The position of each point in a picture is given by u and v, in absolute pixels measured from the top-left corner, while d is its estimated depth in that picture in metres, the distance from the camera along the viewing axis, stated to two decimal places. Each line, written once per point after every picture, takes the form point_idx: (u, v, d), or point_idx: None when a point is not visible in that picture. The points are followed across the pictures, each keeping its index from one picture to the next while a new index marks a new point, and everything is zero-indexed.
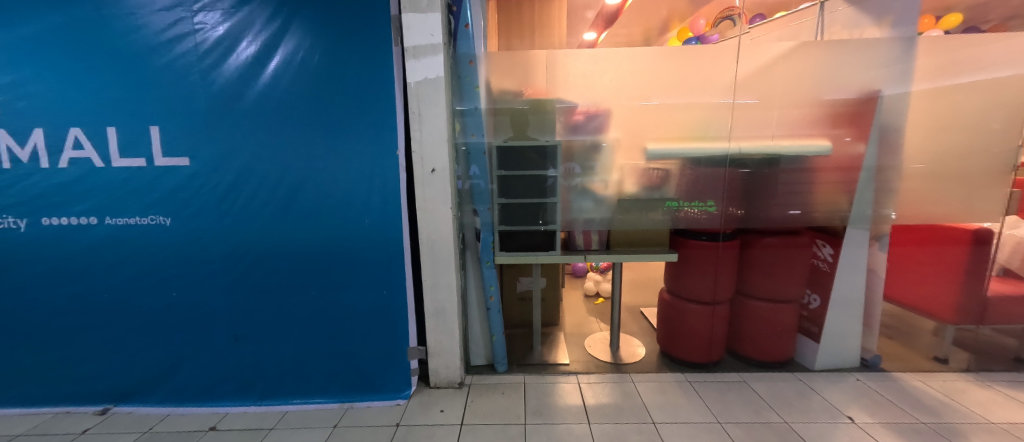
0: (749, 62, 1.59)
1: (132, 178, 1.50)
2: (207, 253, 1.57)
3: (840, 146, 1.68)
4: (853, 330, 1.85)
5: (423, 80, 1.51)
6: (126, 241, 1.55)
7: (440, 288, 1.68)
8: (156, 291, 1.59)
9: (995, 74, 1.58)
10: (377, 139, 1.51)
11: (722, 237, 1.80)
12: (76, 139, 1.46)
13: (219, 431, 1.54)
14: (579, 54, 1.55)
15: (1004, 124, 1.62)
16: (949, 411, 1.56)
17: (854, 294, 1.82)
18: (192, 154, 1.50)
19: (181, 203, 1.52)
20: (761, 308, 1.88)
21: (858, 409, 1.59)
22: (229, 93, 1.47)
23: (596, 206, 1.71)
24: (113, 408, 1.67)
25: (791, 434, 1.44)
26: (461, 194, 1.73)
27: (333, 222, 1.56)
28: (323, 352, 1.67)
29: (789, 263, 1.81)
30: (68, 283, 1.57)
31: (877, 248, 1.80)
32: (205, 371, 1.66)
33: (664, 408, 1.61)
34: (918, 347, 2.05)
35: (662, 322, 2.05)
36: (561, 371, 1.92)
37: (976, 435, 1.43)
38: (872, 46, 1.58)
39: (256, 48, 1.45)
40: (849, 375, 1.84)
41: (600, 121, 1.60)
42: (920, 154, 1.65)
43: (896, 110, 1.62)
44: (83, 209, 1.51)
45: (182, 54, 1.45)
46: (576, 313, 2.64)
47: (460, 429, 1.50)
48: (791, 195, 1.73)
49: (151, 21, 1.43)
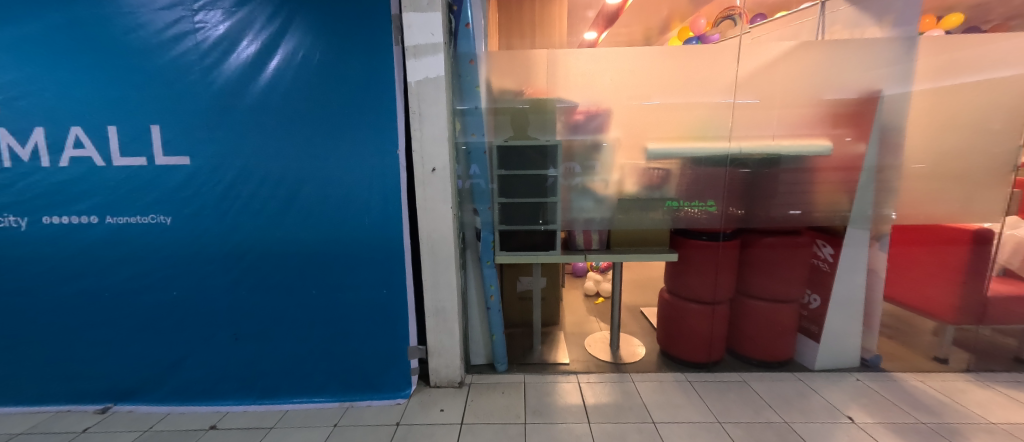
0: (750, 62, 1.59)
1: (133, 177, 1.50)
2: (207, 252, 1.57)
3: (840, 146, 1.68)
4: (853, 330, 1.85)
5: (424, 79, 1.51)
6: (127, 240, 1.55)
7: (440, 288, 1.68)
8: (156, 290, 1.59)
9: (996, 74, 1.58)
10: (377, 139, 1.51)
11: (722, 236, 1.80)
12: (77, 137, 1.46)
13: (219, 430, 1.54)
14: (579, 53, 1.55)
15: (1004, 124, 1.62)
16: (949, 412, 1.56)
17: (854, 294, 1.82)
18: (193, 153, 1.50)
19: (182, 202, 1.52)
20: (761, 308, 1.88)
21: (858, 409, 1.59)
22: (230, 92, 1.47)
23: (596, 205, 1.71)
24: (114, 407, 1.67)
25: (791, 434, 1.44)
26: (462, 193, 1.73)
27: (333, 221, 1.56)
28: (323, 351, 1.68)
29: (789, 263, 1.81)
30: (69, 281, 1.57)
31: (877, 248, 1.80)
32: (205, 370, 1.67)
33: (664, 408, 1.61)
34: (918, 347, 2.05)
35: (662, 321, 2.05)
36: (561, 370, 1.92)
37: (975, 435, 1.43)
38: (873, 46, 1.58)
39: (257, 47, 1.45)
40: (849, 375, 1.84)
41: (601, 121, 1.60)
42: (921, 155, 1.65)
43: (896, 110, 1.62)
44: (84, 208, 1.51)
45: (183, 53, 1.45)
46: (576, 312, 2.64)
47: (460, 428, 1.50)
48: (791, 195, 1.73)
49: (152, 19, 1.43)
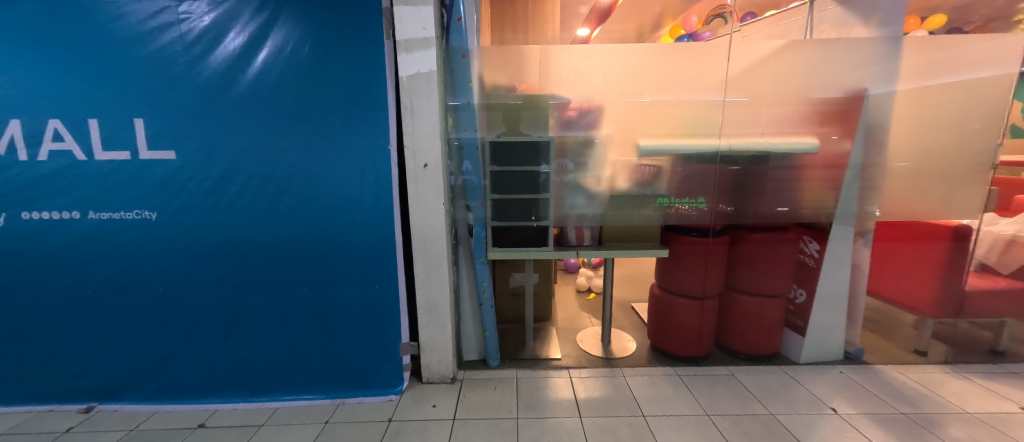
0: (740, 61, 1.61)
1: (116, 171, 1.46)
2: (194, 248, 1.54)
3: (827, 144, 1.71)
4: (838, 324, 1.90)
5: (415, 74, 1.50)
6: (112, 236, 1.51)
7: (433, 284, 1.67)
8: (142, 287, 1.56)
9: (976, 74, 1.62)
10: (369, 134, 1.49)
11: (711, 233, 1.83)
12: (56, 130, 1.42)
13: (208, 429, 1.52)
14: (573, 50, 1.56)
15: (985, 123, 1.65)
16: (928, 402, 1.62)
17: (839, 289, 1.86)
18: (180, 148, 1.47)
19: (168, 197, 1.49)
20: (749, 302, 1.91)
21: (841, 400, 1.63)
22: (216, 85, 1.44)
23: (588, 202, 1.72)
24: (98, 406, 1.64)
25: (777, 426, 1.48)
26: (454, 190, 1.73)
27: (323, 217, 1.55)
28: (314, 348, 1.66)
29: (776, 259, 1.84)
30: (51, 278, 1.53)
31: (862, 244, 1.84)
32: (193, 368, 1.64)
33: (653, 401, 1.63)
34: (899, 340, 2.10)
35: (652, 316, 2.08)
36: (553, 365, 1.93)
37: (952, 424, 1.48)
38: (860, 46, 1.61)
39: (244, 39, 1.42)
40: (833, 368, 1.88)
41: (593, 117, 1.61)
42: (904, 153, 1.68)
43: (881, 108, 1.66)
44: (64, 204, 1.47)
45: (168, 44, 1.41)
46: (568, 308, 2.66)
47: (453, 423, 1.50)
48: (780, 192, 1.76)
49: (134, 9, 1.40)
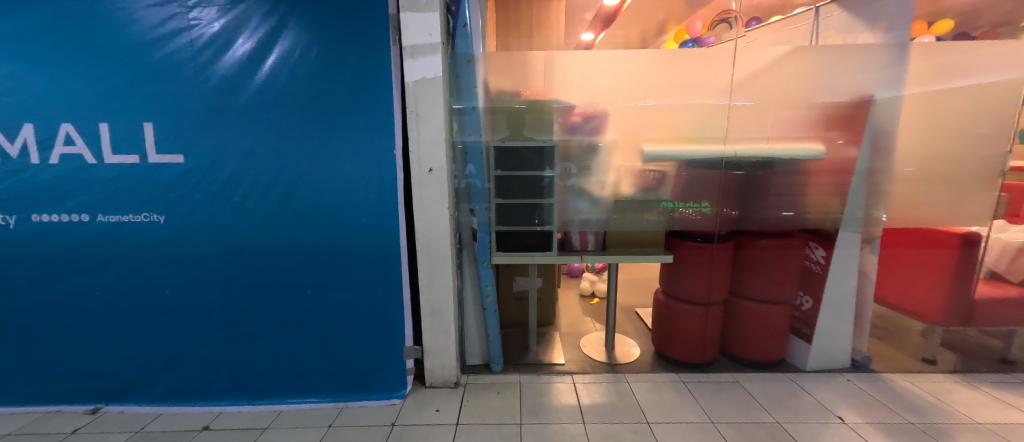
0: (746, 66, 1.60)
1: (125, 174, 1.48)
2: (200, 251, 1.55)
3: (833, 149, 1.70)
4: (844, 331, 1.88)
5: (421, 79, 1.51)
6: (120, 238, 1.53)
7: (436, 289, 1.68)
8: (149, 289, 1.57)
9: (984, 80, 1.61)
10: (375, 139, 1.50)
11: (717, 238, 1.82)
12: (68, 134, 1.44)
13: (213, 431, 1.53)
14: (576, 55, 1.56)
15: (992, 129, 1.64)
16: (937, 412, 1.59)
17: (845, 296, 1.84)
18: (187, 152, 1.48)
19: (175, 201, 1.51)
20: (753, 309, 1.90)
21: (848, 408, 1.61)
22: (224, 90, 1.46)
23: (592, 207, 1.72)
24: (104, 407, 1.65)
25: (782, 434, 1.46)
26: (459, 193, 1.74)
27: (328, 221, 1.56)
28: (318, 351, 1.67)
29: (782, 265, 1.83)
30: (59, 280, 1.55)
31: (869, 250, 1.82)
32: (198, 369, 1.65)
33: (657, 408, 1.62)
34: (907, 348, 2.08)
35: (656, 322, 2.07)
36: (556, 370, 1.93)
37: (962, 435, 1.46)
38: (866, 51, 1.61)
39: (252, 45, 1.44)
40: (840, 376, 1.86)
41: (598, 122, 1.62)
42: (911, 159, 1.67)
43: (888, 113, 1.64)
44: (73, 206, 1.49)
45: (176, 50, 1.43)
46: (572, 313, 2.65)
47: (456, 429, 1.50)
48: (785, 197, 1.75)
49: (145, 15, 1.42)
